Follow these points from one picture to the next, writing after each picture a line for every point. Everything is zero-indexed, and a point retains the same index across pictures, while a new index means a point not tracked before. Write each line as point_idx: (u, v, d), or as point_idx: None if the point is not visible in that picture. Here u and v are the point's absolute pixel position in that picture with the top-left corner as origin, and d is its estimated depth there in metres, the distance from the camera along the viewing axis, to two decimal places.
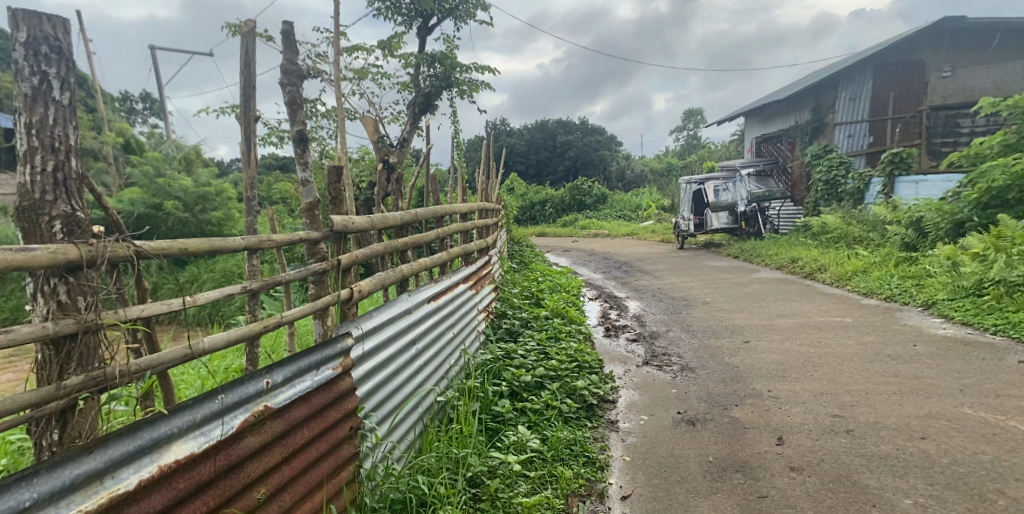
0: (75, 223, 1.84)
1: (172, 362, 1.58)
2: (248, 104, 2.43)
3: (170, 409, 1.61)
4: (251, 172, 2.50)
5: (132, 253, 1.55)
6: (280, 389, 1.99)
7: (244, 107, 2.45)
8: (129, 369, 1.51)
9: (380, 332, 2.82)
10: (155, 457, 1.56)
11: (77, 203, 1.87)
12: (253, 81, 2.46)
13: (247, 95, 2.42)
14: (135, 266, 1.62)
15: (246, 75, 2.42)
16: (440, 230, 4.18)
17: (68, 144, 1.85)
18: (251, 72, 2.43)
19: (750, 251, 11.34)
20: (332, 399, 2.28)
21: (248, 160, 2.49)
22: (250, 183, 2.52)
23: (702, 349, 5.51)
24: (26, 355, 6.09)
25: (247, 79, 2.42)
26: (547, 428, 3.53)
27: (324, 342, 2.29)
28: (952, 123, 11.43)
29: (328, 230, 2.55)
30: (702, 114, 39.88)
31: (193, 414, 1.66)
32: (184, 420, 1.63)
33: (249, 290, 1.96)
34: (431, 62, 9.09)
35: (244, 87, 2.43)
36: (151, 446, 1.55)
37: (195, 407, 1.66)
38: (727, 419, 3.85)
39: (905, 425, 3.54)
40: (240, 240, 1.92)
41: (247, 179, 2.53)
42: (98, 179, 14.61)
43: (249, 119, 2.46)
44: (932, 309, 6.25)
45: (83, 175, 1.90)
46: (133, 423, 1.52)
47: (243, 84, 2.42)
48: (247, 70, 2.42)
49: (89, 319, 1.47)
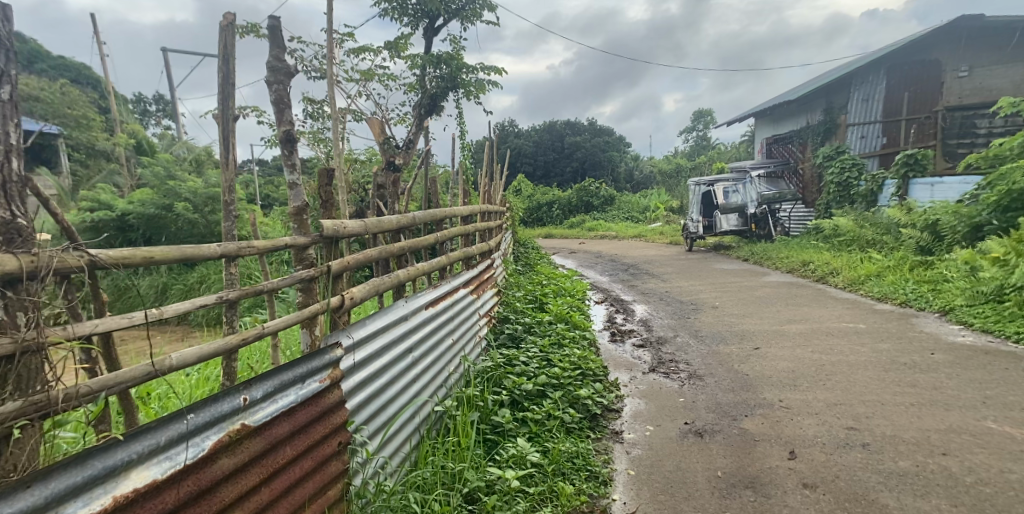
0: (14, 231, 1.61)
1: (130, 382, 1.50)
2: (226, 102, 2.27)
3: (129, 433, 1.50)
4: (230, 175, 2.31)
5: (84, 262, 1.49)
6: (259, 405, 1.89)
7: (221, 106, 2.27)
8: (79, 392, 1.43)
9: (373, 341, 2.70)
10: (109, 487, 1.46)
11: (17, 209, 1.64)
12: (231, 78, 2.27)
13: (226, 92, 2.25)
14: (87, 279, 1.55)
15: (225, 71, 2.25)
16: (439, 233, 4.07)
17: (7, 143, 1.62)
18: (230, 68, 2.26)
19: (761, 253, 11.15)
20: (319, 414, 2.17)
21: (228, 162, 2.31)
22: (229, 187, 2.30)
23: (710, 355, 5.37)
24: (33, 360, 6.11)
25: (226, 76, 2.25)
26: (549, 440, 3.40)
27: (312, 353, 2.18)
28: (969, 123, 11.17)
29: (318, 235, 2.44)
30: (712, 114, 39.58)
31: (156, 438, 1.56)
32: (144, 444, 1.53)
33: (226, 299, 1.84)
34: (437, 62, 8.98)
35: (221, 84, 2.25)
36: (103, 475, 1.45)
37: (159, 430, 1.56)
38: (737, 431, 3.71)
39: (924, 440, 3.38)
40: (214, 247, 1.81)
41: (225, 183, 2.30)
42: (109, 180, 14.74)
43: (226, 120, 2.29)
44: (950, 315, 6.07)
45: (23, 178, 1.67)
46: (83, 452, 1.42)
47: (220, 81, 2.25)
48: (225, 66, 2.26)
49: (28, 337, 1.39)
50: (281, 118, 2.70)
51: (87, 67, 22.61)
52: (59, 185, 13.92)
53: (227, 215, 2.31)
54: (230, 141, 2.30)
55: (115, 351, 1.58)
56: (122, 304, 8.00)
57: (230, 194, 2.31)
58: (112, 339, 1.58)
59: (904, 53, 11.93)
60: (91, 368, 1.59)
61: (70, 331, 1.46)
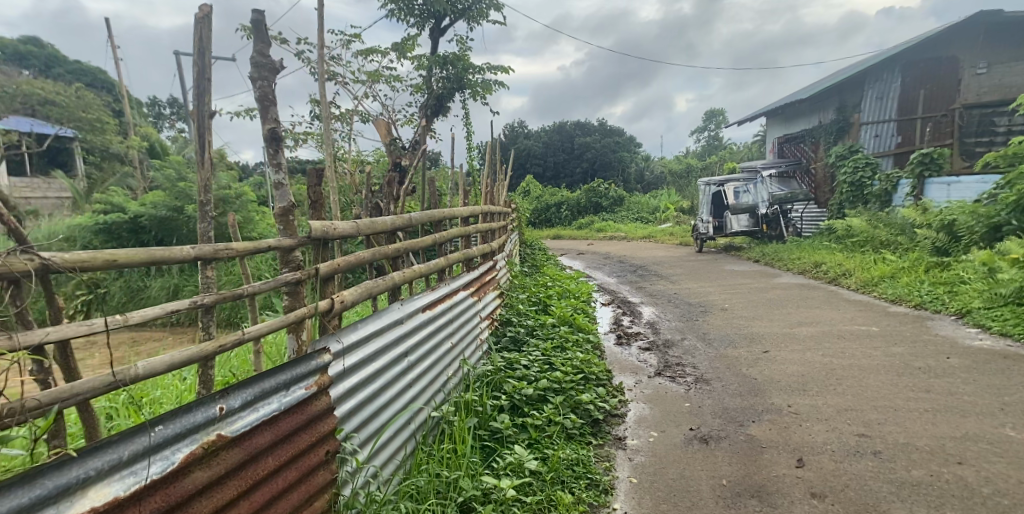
0: None
1: (87, 393, 1.44)
2: (201, 99, 2.18)
3: (85, 450, 1.45)
4: (206, 174, 2.24)
5: (35, 267, 1.44)
6: (237, 415, 1.83)
7: (198, 102, 2.19)
8: (24, 406, 1.35)
9: (365, 345, 2.63)
10: (63, 506, 1.40)
11: None
12: (208, 73, 2.20)
13: (201, 88, 2.17)
14: (41, 283, 1.49)
15: (200, 67, 2.17)
16: (438, 234, 3.99)
17: None
18: (207, 63, 2.18)
19: (772, 254, 11.00)
20: (305, 422, 2.11)
21: (204, 162, 2.23)
22: (205, 186, 2.22)
23: (718, 358, 5.26)
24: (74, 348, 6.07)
25: (202, 71, 2.17)
26: (549, 447, 3.32)
27: (298, 359, 2.12)
28: (987, 121, 10.94)
29: (305, 237, 2.37)
30: (724, 114, 39.29)
31: (118, 453, 1.50)
32: (104, 460, 1.47)
33: (202, 303, 1.79)
34: (443, 64, 8.86)
35: (197, 79, 2.18)
36: (57, 494, 1.39)
37: (121, 444, 1.51)
38: (743, 437, 3.60)
39: (938, 448, 3.26)
40: (188, 249, 1.79)
41: (202, 182, 2.23)
42: (123, 182, 14.87)
43: (202, 116, 2.20)
44: (967, 318, 5.92)
45: None
46: (33, 470, 1.36)
47: (196, 77, 2.17)
48: (201, 61, 2.18)
49: None
50: (266, 115, 2.64)
51: (103, 71, 22.86)
52: (75, 187, 14.06)
53: (203, 215, 2.24)
54: (206, 140, 2.22)
55: (71, 361, 1.51)
56: (135, 305, 8.03)
57: (206, 194, 2.24)
58: (70, 346, 1.52)
59: (920, 51, 11.74)
60: (45, 378, 1.52)
61: (15, 341, 1.38)
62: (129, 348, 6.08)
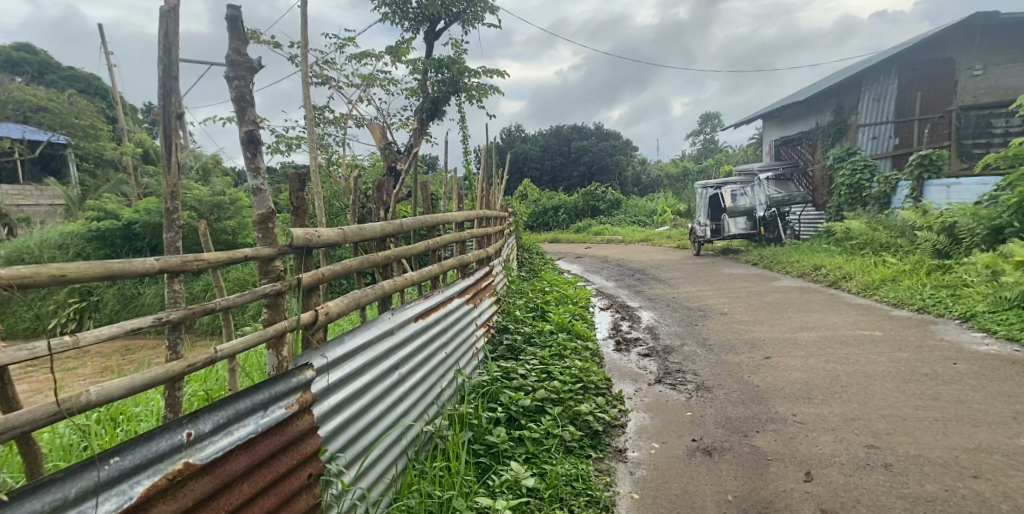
0: None
1: (27, 426, 1.33)
2: (167, 99, 2.05)
3: (21, 491, 1.33)
4: (173, 178, 2.10)
5: None
6: (207, 441, 1.72)
7: (163, 103, 2.05)
8: None
9: (352, 359, 2.48)
10: None
11: None
12: (174, 71, 2.06)
13: (166, 87, 2.04)
14: None
15: (166, 64, 2.03)
16: (431, 241, 3.85)
17: None
18: (173, 60, 2.04)
19: (770, 257, 10.91)
20: (285, 443, 1.99)
21: (171, 167, 2.09)
22: (171, 192, 2.08)
23: (719, 365, 5.13)
24: (60, 360, 5.85)
25: (168, 69, 2.04)
26: (546, 462, 3.19)
27: (276, 377, 2.00)
28: (984, 123, 11.05)
29: (287, 246, 2.25)
30: (720, 117, 39.29)
31: (63, 491, 1.39)
32: (47, 500, 1.36)
33: (165, 319, 1.68)
34: (439, 67, 8.75)
35: (163, 78, 2.04)
36: None
37: (67, 481, 1.40)
38: (748, 449, 3.47)
39: (952, 460, 3.13)
40: (151, 261, 1.68)
41: (168, 187, 2.09)
42: (116, 189, 14.65)
43: (168, 118, 2.06)
44: (972, 322, 5.82)
45: None
46: None
47: (161, 74, 2.04)
48: (166, 58, 2.04)
49: None
50: (243, 117, 2.52)
51: (97, 78, 22.69)
52: (67, 194, 13.85)
53: (169, 223, 2.10)
54: (173, 143, 2.09)
55: (10, 389, 1.40)
56: (128, 312, 7.81)
57: (172, 200, 2.11)
58: (9, 371, 1.40)
59: (915, 52, 11.72)
60: None
61: None
62: (121, 357, 5.91)
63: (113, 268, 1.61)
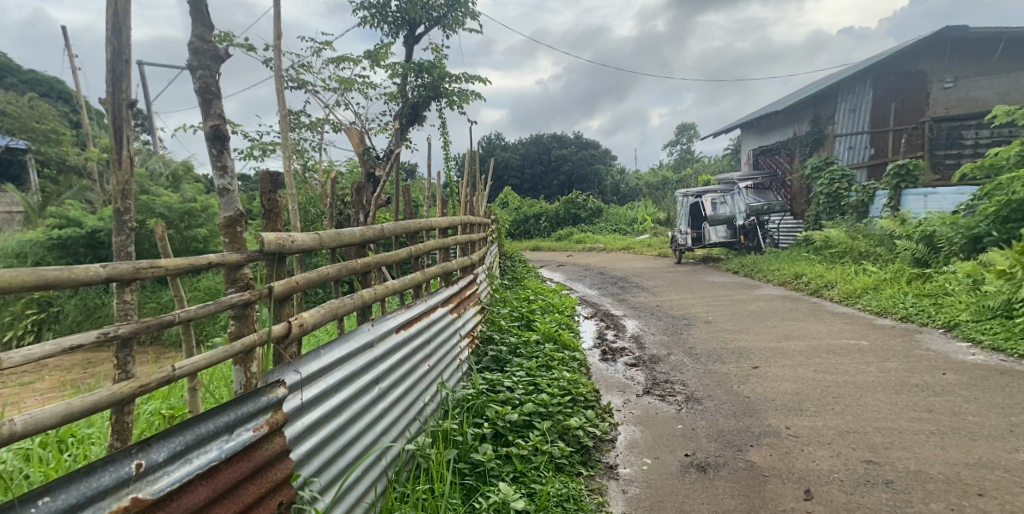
0: None
1: None
2: (117, 84, 1.85)
3: None
4: (124, 174, 1.89)
5: None
6: (160, 473, 1.53)
7: (112, 89, 1.85)
8: None
9: (329, 373, 2.29)
10: None
11: None
12: (124, 53, 1.86)
13: (116, 71, 1.84)
14: None
15: (115, 44, 1.84)
16: (413, 247, 3.67)
17: None
18: (121, 40, 1.85)
19: (751, 265, 10.90)
20: (252, 470, 1.78)
21: (122, 161, 1.88)
22: (120, 188, 1.87)
23: (707, 375, 5.00)
24: (14, 376, 5.50)
25: (117, 51, 1.84)
26: (536, 481, 3.02)
27: (243, 397, 1.79)
28: (955, 134, 10.96)
29: (257, 251, 2.05)
30: (696, 128, 39.70)
31: None
32: None
33: (113, 336, 1.48)
34: (418, 71, 8.57)
35: (112, 61, 1.85)
36: None
37: None
38: (743, 464, 3.33)
39: (954, 477, 3.04)
40: (97, 269, 1.48)
41: (117, 183, 1.88)
42: (80, 196, 14.10)
43: (116, 106, 1.85)
44: (956, 331, 5.80)
45: None
46: None
47: (110, 57, 1.84)
48: (115, 38, 1.84)
49: None
50: (208, 110, 2.33)
51: (60, 81, 22.09)
52: (28, 201, 13.29)
53: (120, 226, 1.90)
54: (123, 134, 1.88)
55: None
56: (91, 324, 7.41)
57: (124, 200, 1.90)
58: None
59: (889, 64, 11.85)
60: None
61: None
62: (83, 370, 5.59)
63: (47, 277, 1.41)
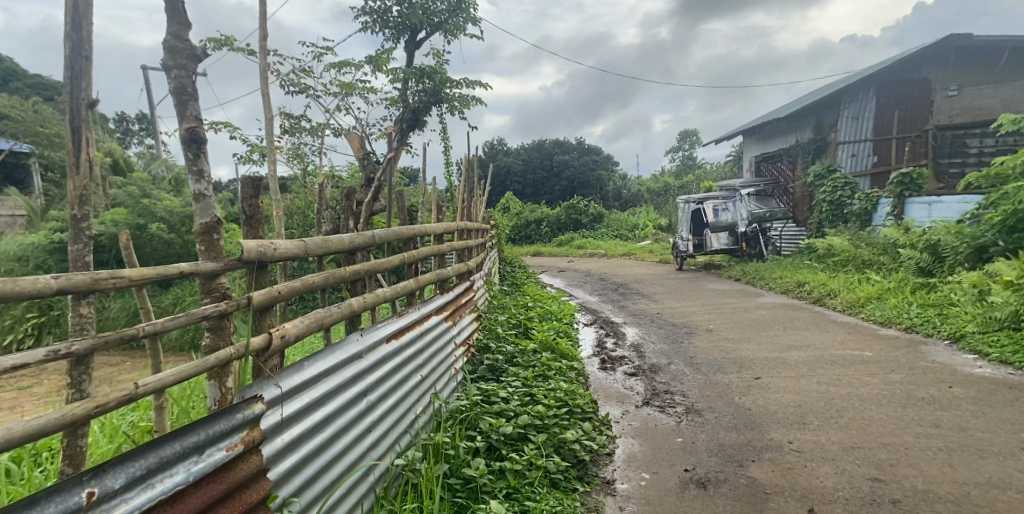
0: None
1: None
2: (75, 82, 1.76)
3: None
4: (82, 177, 1.80)
5: None
6: (117, 499, 1.43)
7: (70, 87, 1.77)
8: None
9: (313, 386, 2.18)
10: None
11: None
12: (83, 48, 1.78)
13: (74, 68, 1.76)
14: None
15: (75, 39, 1.76)
16: (407, 254, 3.56)
17: None
18: (81, 36, 1.77)
19: (752, 273, 10.80)
20: (223, 493, 1.68)
21: (80, 163, 1.79)
22: (77, 191, 1.78)
23: (708, 386, 4.89)
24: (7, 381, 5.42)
25: (75, 46, 1.76)
26: (530, 498, 2.92)
27: (214, 415, 1.70)
28: (959, 142, 10.78)
29: (235, 259, 1.95)
30: (698, 135, 39.62)
31: None
32: None
33: (66, 353, 1.39)
34: (420, 76, 8.45)
35: (71, 57, 1.77)
36: None
37: None
38: (745, 481, 3.22)
39: (964, 497, 2.93)
40: (49, 280, 1.39)
41: (75, 186, 1.79)
42: None
43: (75, 105, 1.77)
44: (961, 343, 5.69)
45: None
46: None
47: (68, 53, 1.76)
48: (75, 33, 1.76)
49: None
50: (184, 112, 2.25)
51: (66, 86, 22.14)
52: (30, 205, 13.27)
53: (77, 232, 1.82)
54: (82, 134, 1.80)
55: None
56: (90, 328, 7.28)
57: (81, 206, 1.81)
58: None
59: (890, 72, 11.83)
60: None
61: None
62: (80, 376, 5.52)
63: None
